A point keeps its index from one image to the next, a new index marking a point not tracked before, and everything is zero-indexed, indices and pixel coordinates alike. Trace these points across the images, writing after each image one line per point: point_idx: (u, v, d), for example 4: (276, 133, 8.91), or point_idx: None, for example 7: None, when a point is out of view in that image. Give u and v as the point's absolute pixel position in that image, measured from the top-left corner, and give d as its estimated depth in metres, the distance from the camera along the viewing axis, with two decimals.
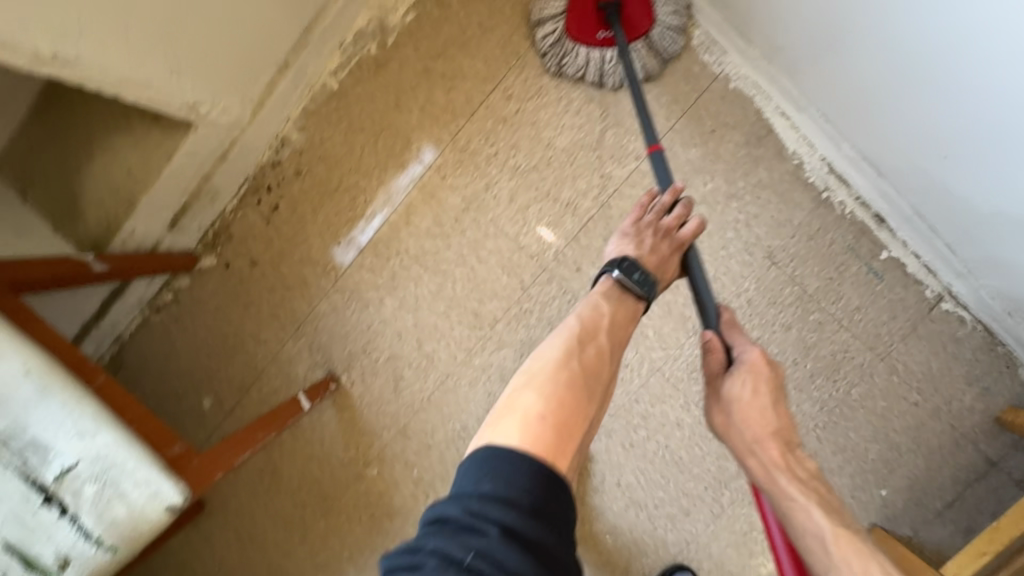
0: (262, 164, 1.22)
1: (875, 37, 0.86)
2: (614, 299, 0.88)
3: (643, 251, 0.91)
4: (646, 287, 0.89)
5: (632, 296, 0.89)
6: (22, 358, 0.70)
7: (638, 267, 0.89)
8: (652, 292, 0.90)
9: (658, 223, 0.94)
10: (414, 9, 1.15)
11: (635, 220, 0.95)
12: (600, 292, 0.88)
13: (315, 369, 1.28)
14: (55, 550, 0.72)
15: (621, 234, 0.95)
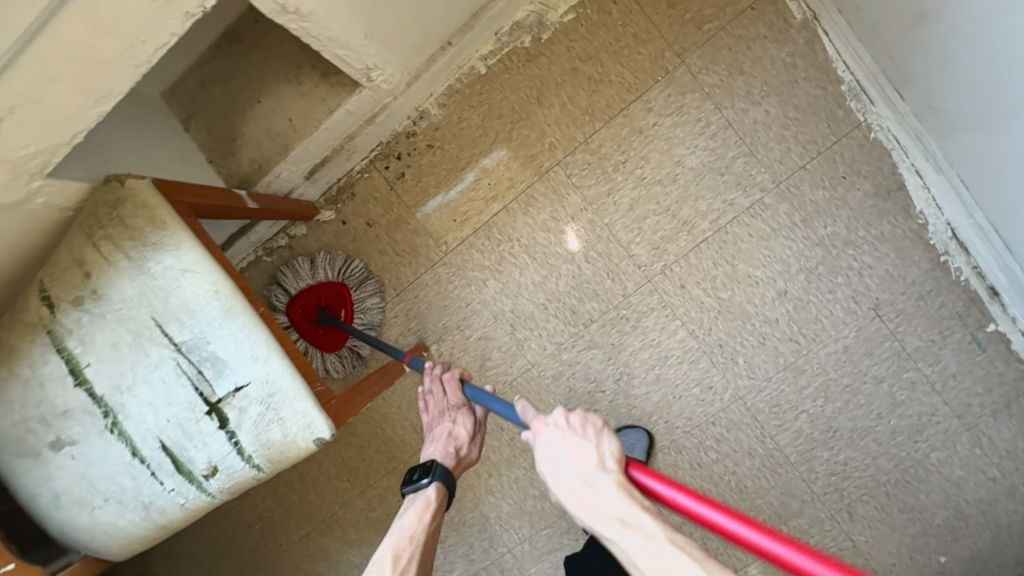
0: (397, 132, 1.27)
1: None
2: (426, 502, 0.86)
3: (439, 456, 0.92)
4: (430, 473, 0.88)
5: (429, 491, 0.88)
6: (211, 278, 0.75)
7: (421, 467, 0.90)
8: (446, 478, 0.89)
9: (440, 406, 0.99)
10: (574, 10, 1.19)
11: (432, 420, 0.99)
12: (421, 501, 0.87)
13: (407, 335, 1.33)
14: (207, 459, 0.77)
15: (431, 431, 0.98)
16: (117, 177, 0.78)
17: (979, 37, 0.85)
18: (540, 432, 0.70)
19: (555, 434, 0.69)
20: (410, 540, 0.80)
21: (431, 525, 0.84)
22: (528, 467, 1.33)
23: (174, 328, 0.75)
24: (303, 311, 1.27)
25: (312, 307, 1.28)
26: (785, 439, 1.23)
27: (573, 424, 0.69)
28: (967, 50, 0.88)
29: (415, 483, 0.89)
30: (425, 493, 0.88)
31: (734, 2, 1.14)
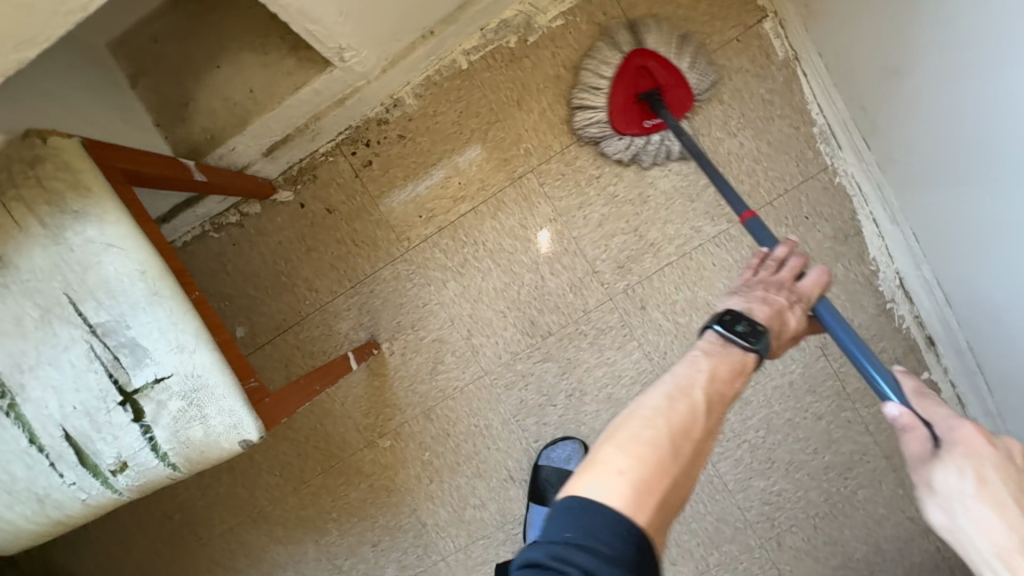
0: (369, 118, 1.21)
1: (988, 190, 0.87)
2: (734, 359, 0.75)
3: (755, 306, 0.80)
4: (757, 339, 0.75)
5: (737, 349, 0.75)
6: (138, 257, 0.68)
7: (742, 317, 0.77)
8: (767, 349, 0.76)
9: (760, 278, 0.85)
10: (563, 17, 1.16)
11: (747, 279, 0.86)
12: (703, 352, 0.75)
13: (358, 330, 1.27)
14: (116, 454, 0.71)
15: (731, 293, 0.84)
16: (38, 132, 0.69)
17: (954, 101, 0.86)
18: (968, 443, 0.67)
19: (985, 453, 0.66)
20: (657, 411, 0.67)
21: (716, 412, 0.71)
22: (471, 475, 1.30)
23: (90, 308, 0.67)
24: (625, 88, 1.12)
25: (644, 80, 1.12)
26: (725, 466, 1.25)
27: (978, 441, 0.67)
28: (940, 111, 0.90)
29: (710, 326, 0.78)
30: (700, 342, 0.77)
31: (721, 31, 1.14)
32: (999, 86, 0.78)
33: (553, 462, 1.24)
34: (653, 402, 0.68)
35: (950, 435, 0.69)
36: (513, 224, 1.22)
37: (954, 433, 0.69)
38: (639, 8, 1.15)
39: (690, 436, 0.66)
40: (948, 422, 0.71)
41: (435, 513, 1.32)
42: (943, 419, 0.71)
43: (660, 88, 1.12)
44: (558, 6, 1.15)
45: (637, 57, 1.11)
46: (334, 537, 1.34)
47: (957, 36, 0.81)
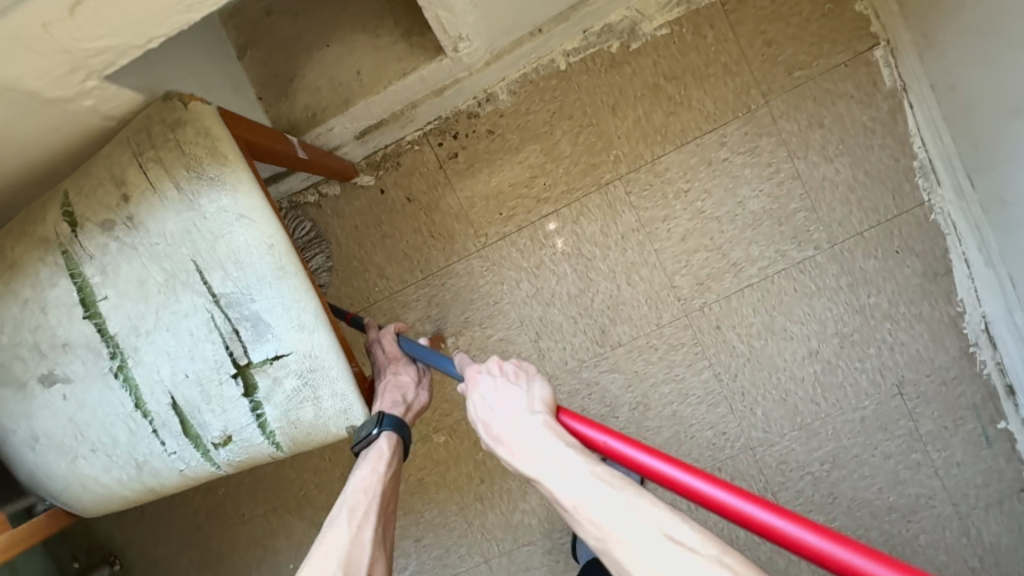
0: (459, 110, 1.20)
1: None
2: (377, 462, 0.84)
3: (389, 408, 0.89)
4: (380, 423, 0.83)
5: (382, 448, 0.84)
6: (268, 230, 0.67)
7: (365, 426, 0.85)
8: (396, 425, 0.85)
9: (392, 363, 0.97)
10: (669, 25, 1.14)
11: (382, 362, 0.97)
12: (373, 450, 0.85)
13: (425, 322, 1.26)
14: (222, 427, 0.69)
15: (373, 396, 0.90)
16: (178, 95, 0.68)
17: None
18: (472, 385, 0.85)
19: (512, 389, 0.82)
20: (368, 490, 0.83)
21: (388, 476, 0.85)
22: (523, 479, 1.28)
23: (215, 278, 0.66)
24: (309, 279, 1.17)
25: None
26: (785, 497, 1.22)
27: (513, 372, 0.85)
28: (1006, 153, 0.98)
29: (369, 437, 0.85)
30: (373, 446, 0.85)
31: (831, 54, 1.12)
32: None
33: None
34: (343, 503, 0.83)
35: (466, 381, 0.86)
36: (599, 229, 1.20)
37: (489, 383, 0.84)
38: (747, 24, 1.12)
39: (367, 546, 0.78)
40: (486, 376, 0.85)
41: (482, 514, 1.30)
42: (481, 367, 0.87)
43: None
44: (666, 14, 1.13)
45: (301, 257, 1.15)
46: None
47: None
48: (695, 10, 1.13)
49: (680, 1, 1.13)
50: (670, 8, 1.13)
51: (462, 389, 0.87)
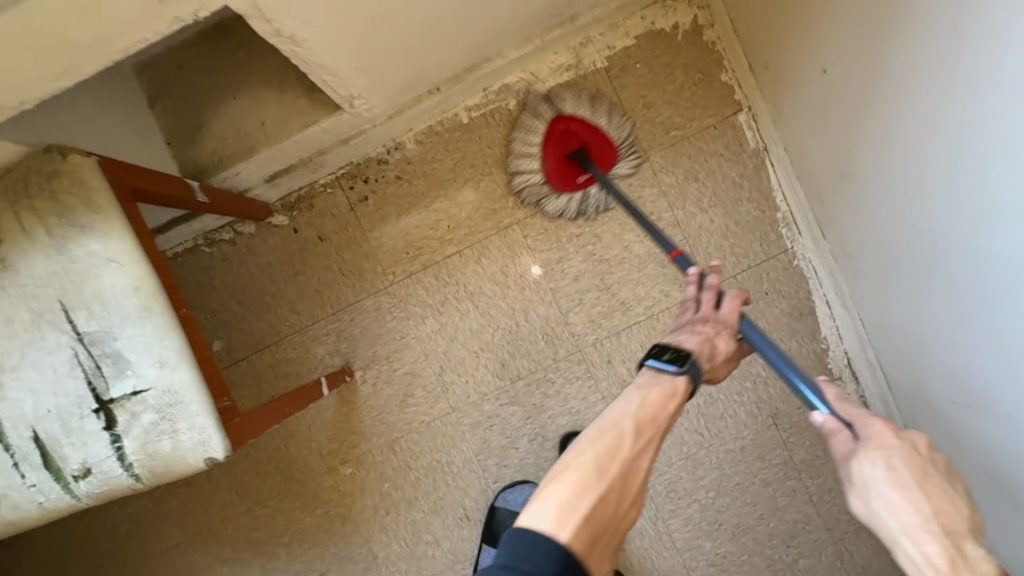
0: (370, 157, 1.29)
1: (903, 251, 0.98)
2: (665, 385, 0.79)
3: (683, 339, 0.86)
4: (684, 363, 0.80)
5: (669, 375, 0.80)
6: (135, 273, 0.72)
7: (667, 348, 0.84)
8: (696, 372, 0.81)
9: (704, 314, 0.90)
10: (560, 87, 1.26)
11: (686, 318, 0.92)
12: (638, 386, 0.80)
13: (334, 355, 1.31)
14: (82, 459, 0.73)
15: (674, 335, 0.89)
16: (59, 147, 0.74)
17: (893, 198, 0.96)
18: (878, 440, 0.68)
19: (897, 448, 0.67)
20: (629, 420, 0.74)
21: (671, 412, 0.77)
22: (427, 510, 1.31)
23: (80, 317, 0.71)
24: (563, 129, 1.21)
25: (572, 137, 1.21)
26: (675, 524, 1.29)
27: (915, 448, 0.67)
28: (860, 187, 1.03)
29: (648, 365, 0.83)
30: (637, 377, 0.82)
31: (701, 117, 1.25)
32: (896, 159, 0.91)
33: (509, 506, 1.26)
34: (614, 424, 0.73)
35: (869, 433, 0.69)
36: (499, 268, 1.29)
37: (866, 428, 0.70)
38: (628, 89, 1.26)
39: (620, 458, 0.70)
40: (864, 420, 0.72)
41: (388, 546, 1.32)
42: (862, 416, 0.72)
43: (586, 144, 1.22)
44: (557, 77, 1.26)
45: (561, 122, 1.21)
46: (282, 562, 1.33)
47: (892, 143, 0.90)
48: (582, 75, 1.26)
49: (569, 67, 1.26)
50: (560, 72, 1.26)
51: (819, 420, 0.75)
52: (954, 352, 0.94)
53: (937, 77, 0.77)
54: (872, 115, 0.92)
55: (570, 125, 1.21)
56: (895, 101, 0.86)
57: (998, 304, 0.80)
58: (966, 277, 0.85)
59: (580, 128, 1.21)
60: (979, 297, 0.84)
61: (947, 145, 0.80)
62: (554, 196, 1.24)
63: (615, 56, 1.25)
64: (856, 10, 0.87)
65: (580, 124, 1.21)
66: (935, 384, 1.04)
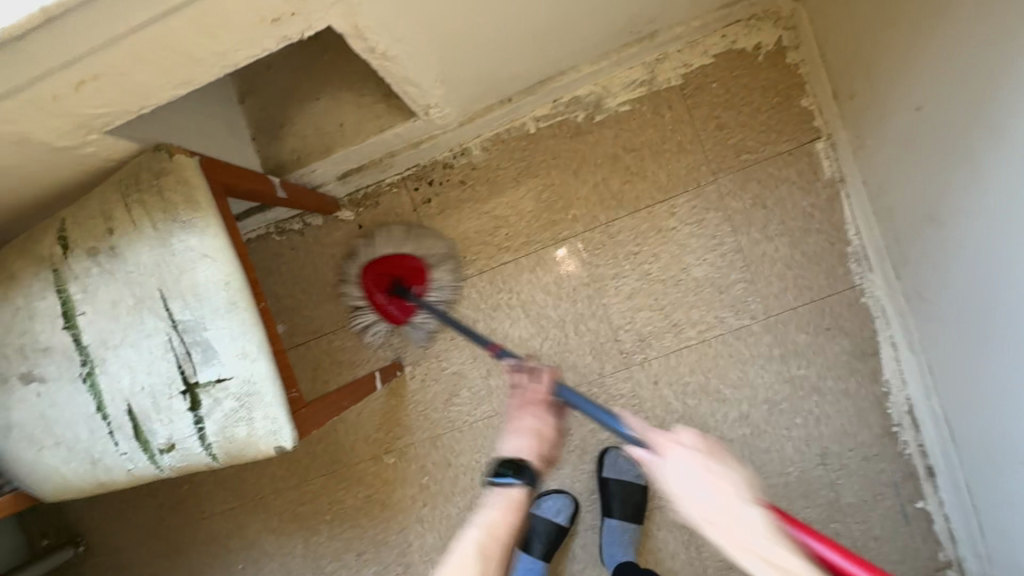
0: (436, 160, 1.32)
1: (974, 281, 0.94)
2: (510, 500, 1.03)
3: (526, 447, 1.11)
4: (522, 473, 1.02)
5: (510, 487, 1.05)
6: (225, 269, 0.78)
7: (509, 463, 1.06)
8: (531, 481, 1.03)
9: (529, 397, 1.18)
10: (631, 103, 1.25)
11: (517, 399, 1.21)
12: (500, 504, 1.03)
13: (387, 349, 1.36)
14: (168, 435, 0.79)
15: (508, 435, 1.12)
16: (167, 147, 0.80)
17: (980, 253, 0.90)
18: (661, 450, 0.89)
19: (684, 452, 0.86)
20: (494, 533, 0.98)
21: (511, 523, 1.02)
22: (463, 507, 1.36)
23: (176, 306, 0.78)
24: (374, 277, 1.29)
25: (383, 278, 1.29)
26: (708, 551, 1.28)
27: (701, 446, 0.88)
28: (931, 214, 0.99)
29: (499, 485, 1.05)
30: (496, 498, 1.04)
31: (776, 142, 1.22)
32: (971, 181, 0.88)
33: (543, 513, 1.28)
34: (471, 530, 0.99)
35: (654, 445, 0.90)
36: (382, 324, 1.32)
37: (720, 500, 0.80)
38: (701, 108, 1.23)
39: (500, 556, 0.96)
40: (714, 472, 0.83)
41: (422, 536, 1.37)
42: (738, 504, 0.81)
43: (399, 277, 1.29)
44: (628, 92, 1.25)
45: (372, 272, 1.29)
46: (323, 538, 1.41)
47: (985, 191, 0.86)
48: (655, 92, 1.24)
49: (642, 83, 1.24)
50: (632, 87, 1.24)
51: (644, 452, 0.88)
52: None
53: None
54: (964, 164, 0.88)
55: (378, 271, 1.29)
56: (992, 155, 0.82)
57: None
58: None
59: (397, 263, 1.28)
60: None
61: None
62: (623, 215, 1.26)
63: (690, 74, 1.23)
64: (958, 55, 0.83)
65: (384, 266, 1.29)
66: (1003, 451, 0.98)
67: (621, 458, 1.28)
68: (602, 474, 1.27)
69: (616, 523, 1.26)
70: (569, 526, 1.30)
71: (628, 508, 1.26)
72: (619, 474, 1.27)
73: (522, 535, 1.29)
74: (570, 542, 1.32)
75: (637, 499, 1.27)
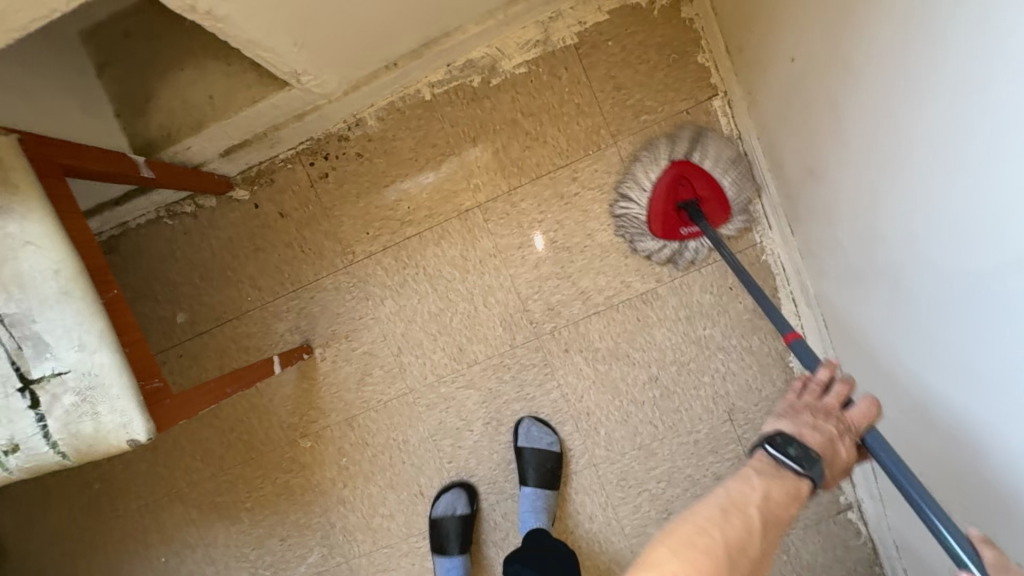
0: (330, 133, 1.26)
1: (853, 228, 0.93)
2: None
3: (806, 433, 0.85)
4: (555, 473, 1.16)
5: None
6: (54, 255, 0.73)
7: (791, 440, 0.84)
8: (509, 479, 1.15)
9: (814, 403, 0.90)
10: (527, 64, 1.21)
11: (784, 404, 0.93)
12: None
13: (294, 332, 1.32)
14: (9, 436, 0.75)
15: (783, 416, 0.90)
16: None
17: (868, 208, 0.87)
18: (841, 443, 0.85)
19: None
20: None
21: None
22: (383, 485, 1.35)
23: (1, 298, 0.72)
24: (680, 178, 1.16)
25: (684, 188, 1.16)
26: (624, 511, 1.30)
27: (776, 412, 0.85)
28: (813, 165, 0.98)
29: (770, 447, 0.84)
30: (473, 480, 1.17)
31: (673, 102, 1.19)
32: (841, 127, 0.86)
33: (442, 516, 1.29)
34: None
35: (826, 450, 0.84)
36: (648, 240, 1.21)
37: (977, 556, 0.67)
38: (598, 68, 1.20)
39: None
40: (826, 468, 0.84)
41: (344, 516, 1.37)
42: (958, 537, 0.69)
43: (697, 199, 1.16)
44: (523, 54, 1.20)
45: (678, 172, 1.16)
46: (245, 526, 1.39)
47: (855, 133, 0.83)
48: (551, 52, 1.20)
49: (538, 43, 1.20)
50: (527, 48, 1.20)
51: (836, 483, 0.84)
52: (909, 368, 0.90)
53: (899, 74, 0.71)
54: (842, 114, 0.85)
55: (676, 175, 1.16)
56: (858, 105, 0.80)
57: (969, 327, 0.72)
58: (936, 298, 0.77)
59: (689, 184, 1.15)
60: (949, 318, 0.76)
61: (911, 148, 0.73)
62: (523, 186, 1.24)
63: (585, 32, 1.19)
64: None
65: (694, 168, 1.16)
66: (905, 411, 0.96)
67: (534, 428, 1.28)
68: (517, 444, 1.27)
69: (530, 491, 1.26)
70: (473, 510, 1.31)
71: (543, 477, 1.26)
72: (532, 443, 1.26)
73: (436, 541, 1.30)
74: (491, 512, 1.33)
75: (552, 468, 1.26)
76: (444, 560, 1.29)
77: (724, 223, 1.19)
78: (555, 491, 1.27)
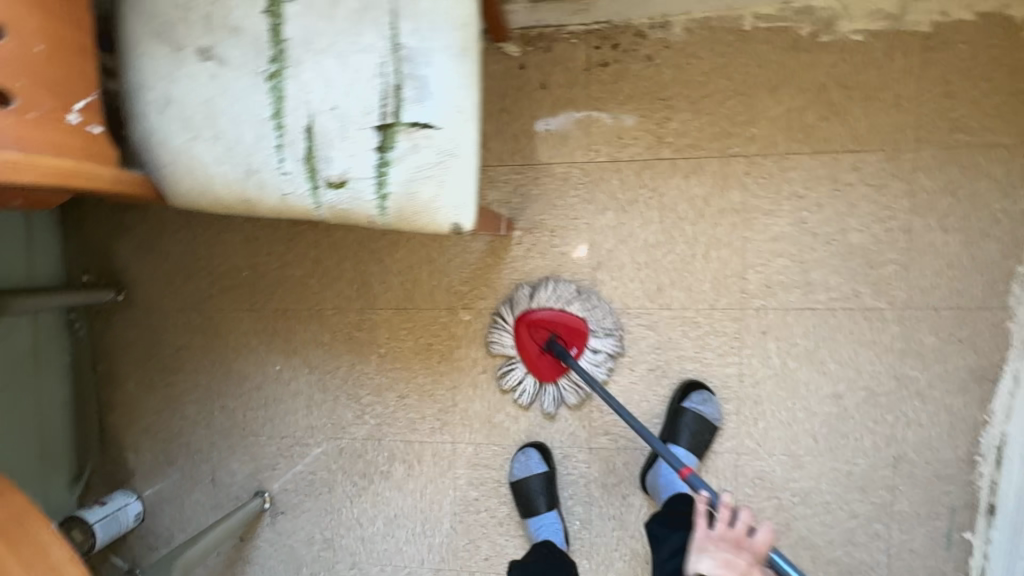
0: (631, 24, 1.19)
1: None
2: None
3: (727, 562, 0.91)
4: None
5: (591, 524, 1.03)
6: (470, 6, 0.67)
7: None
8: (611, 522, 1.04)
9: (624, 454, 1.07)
10: (866, 34, 1.12)
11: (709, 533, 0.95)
12: None
13: (502, 206, 1.28)
14: (342, 169, 0.71)
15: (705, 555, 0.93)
16: None
17: None
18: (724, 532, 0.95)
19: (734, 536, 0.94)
20: None
21: None
22: (521, 386, 1.32)
23: (404, 26, 0.67)
24: (534, 330, 1.27)
25: (544, 329, 1.26)
26: (745, 508, 1.27)
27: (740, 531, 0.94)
28: None
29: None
30: None
31: (997, 132, 1.11)
32: None
33: (521, 475, 1.29)
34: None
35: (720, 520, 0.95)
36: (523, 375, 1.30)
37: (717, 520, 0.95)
38: (938, 67, 1.11)
39: None
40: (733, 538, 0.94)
41: (470, 400, 1.34)
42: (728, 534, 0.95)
43: (557, 335, 1.25)
44: (868, 22, 1.12)
45: (529, 324, 1.27)
46: (370, 370, 1.38)
47: None
48: (896, 31, 1.12)
49: (887, 16, 1.11)
50: (875, 18, 1.12)
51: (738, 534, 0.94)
52: None
53: None
54: None
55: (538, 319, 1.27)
56: None
57: None
58: None
59: (553, 318, 1.25)
60: None
61: None
62: (800, 155, 1.17)
63: (943, 25, 1.10)
64: None
65: (546, 313, 1.26)
66: None
67: (707, 397, 1.23)
68: (682, 404, 1.23)
69: (680, 451, 1.22)
70: (552, 469, 1.30)
71: (695, 441, 1.23)
72: (701, 409, 1.22)
73: (523, 504, 1.28)
74: (612, 455, 1.31)
75: (706, 437, 1.23)
76: (534, 520, 1.28)
77: (581, 352, 1.26)
78: (700, 459, 1.24)
